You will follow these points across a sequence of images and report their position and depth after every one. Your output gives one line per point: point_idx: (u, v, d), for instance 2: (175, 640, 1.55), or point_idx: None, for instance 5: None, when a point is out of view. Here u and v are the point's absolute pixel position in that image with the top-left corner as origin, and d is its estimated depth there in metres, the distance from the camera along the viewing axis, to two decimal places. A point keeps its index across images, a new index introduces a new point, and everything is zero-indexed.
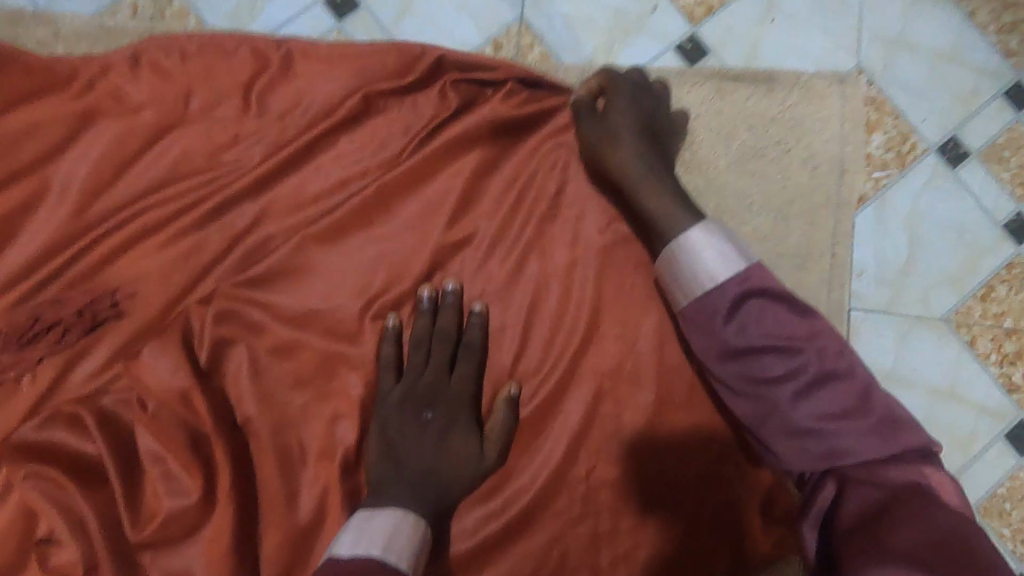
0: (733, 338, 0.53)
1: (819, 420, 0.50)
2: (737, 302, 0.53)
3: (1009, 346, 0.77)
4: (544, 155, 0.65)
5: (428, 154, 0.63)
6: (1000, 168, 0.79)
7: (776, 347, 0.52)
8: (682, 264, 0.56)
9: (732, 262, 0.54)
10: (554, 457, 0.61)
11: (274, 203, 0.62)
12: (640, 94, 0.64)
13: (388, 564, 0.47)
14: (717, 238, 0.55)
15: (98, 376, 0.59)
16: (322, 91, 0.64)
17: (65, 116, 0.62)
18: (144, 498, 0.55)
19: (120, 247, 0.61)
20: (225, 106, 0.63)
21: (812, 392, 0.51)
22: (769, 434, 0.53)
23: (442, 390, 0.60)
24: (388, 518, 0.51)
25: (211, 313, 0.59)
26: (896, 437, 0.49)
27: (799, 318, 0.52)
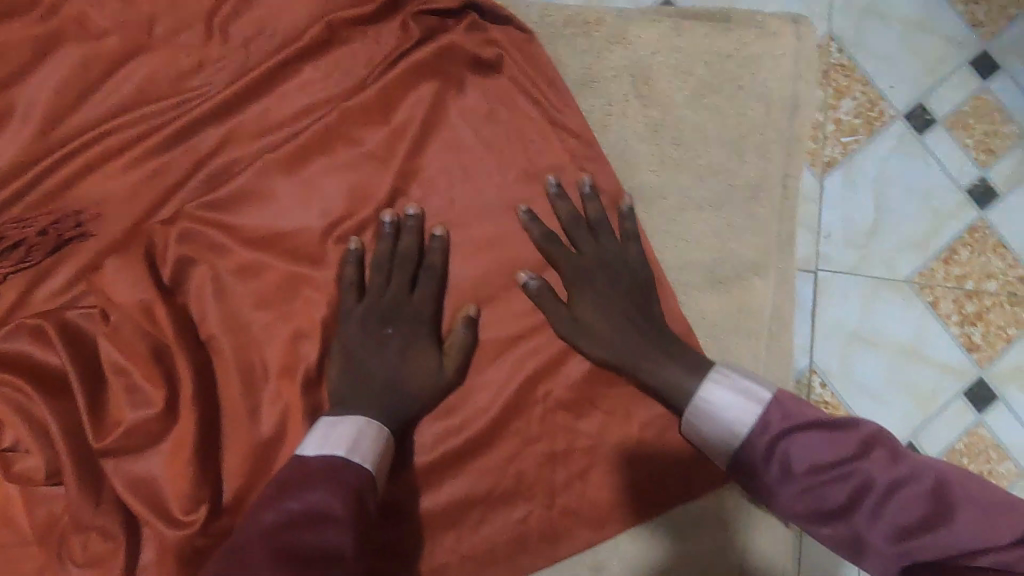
0: (788, 483, 0.52)
1: (902, 540, 0.46)
2: (773, 443, 0.53)
3: (970, 307, 0.78)
4: (507, 89, 0.67)
5: (390, 84, 0.65)
6: (966, 135, 0.80)
7: (832, 482, 0.50)
8: (707, 419, 0.56)
9: (749, 409, 0.55)
10: (513, 378, 0.63)
11: (238, 129, 0.64)
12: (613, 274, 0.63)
13: (351, 463, 0.51)
14: (727, 380, 0.56)
15: (66, 293, 0.60)
16: (286, 21, 0.65)
17: (29, 38, 0.62)
18: (109, 408, 0.57)
19: (87, 169, 0.62)
20: (190, 34, 0.64)
21: (883, 511, 0.48)
22: (869, 564, 0.49)
23: (404, 307, 0.62)
24: (352, 424, 0.54)
25: (174, 233, 0.60)
26: (991, 525, 0.44)
27: (829, 435, 0.52)
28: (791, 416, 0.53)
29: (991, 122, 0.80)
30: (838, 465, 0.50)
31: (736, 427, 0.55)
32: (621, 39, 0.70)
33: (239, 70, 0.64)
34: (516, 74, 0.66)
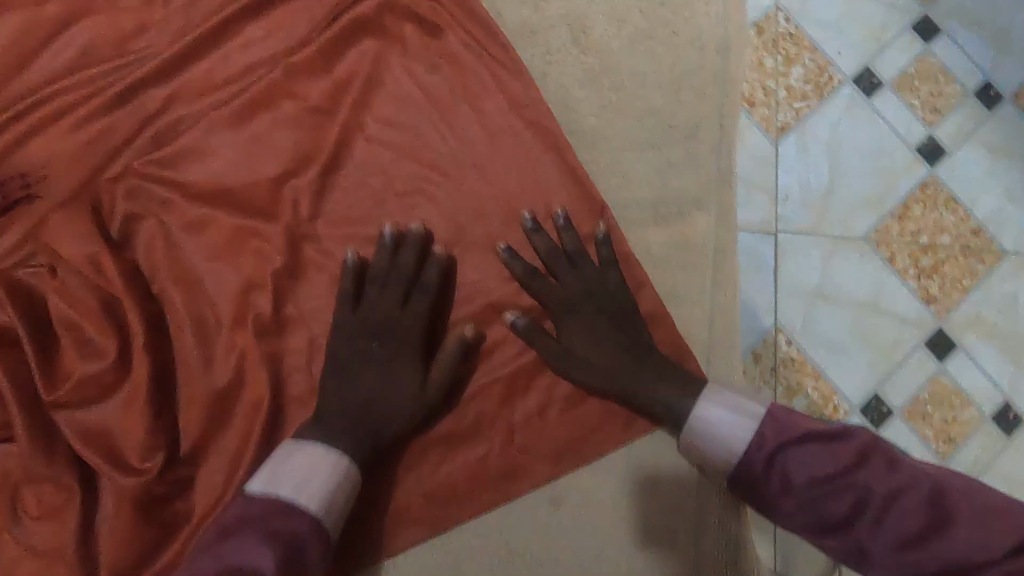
0: (789, 492, 0.75)
1: (912, 549, 0.68)
2: (772, 456, 0.77)
3: None
4: (403, 69, 0.90)
5: (326, 40, 0.88)
6: None
7: (824, 483, 0.73)
8: (705, 433, 0.81)
9: (741, 418, 0.80)
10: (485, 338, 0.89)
11: (185, 85, 0.86)
12: (597, 325, 0.87)
13: (293, 505, 0.73)
14: (720, 400, 0.82)
15: (16, 257, 0.81)
16: (251, 27, 0.89)
17: (30, 41, 0.85)
18: (64, 366, 0.78)
19: (35, 129, 0.83)
20: (151, 25, 0.87)
21: (881, 522, 0.70)
22: (869, 565, 0.72)
23: (395, 326, 0.85)
24: (305, 457, 0.76)
25: (120, 188, 0.84)
26: (986, 522, 0.67)
27: (803, 438, 0.76)
28: (783, 434, 0.77)
29: None
30: (831, 476, 0.73)
31: (715, 421, 0.81)
32: (550, 56, 0.94)
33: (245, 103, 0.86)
34: (410, 37, 0.90)
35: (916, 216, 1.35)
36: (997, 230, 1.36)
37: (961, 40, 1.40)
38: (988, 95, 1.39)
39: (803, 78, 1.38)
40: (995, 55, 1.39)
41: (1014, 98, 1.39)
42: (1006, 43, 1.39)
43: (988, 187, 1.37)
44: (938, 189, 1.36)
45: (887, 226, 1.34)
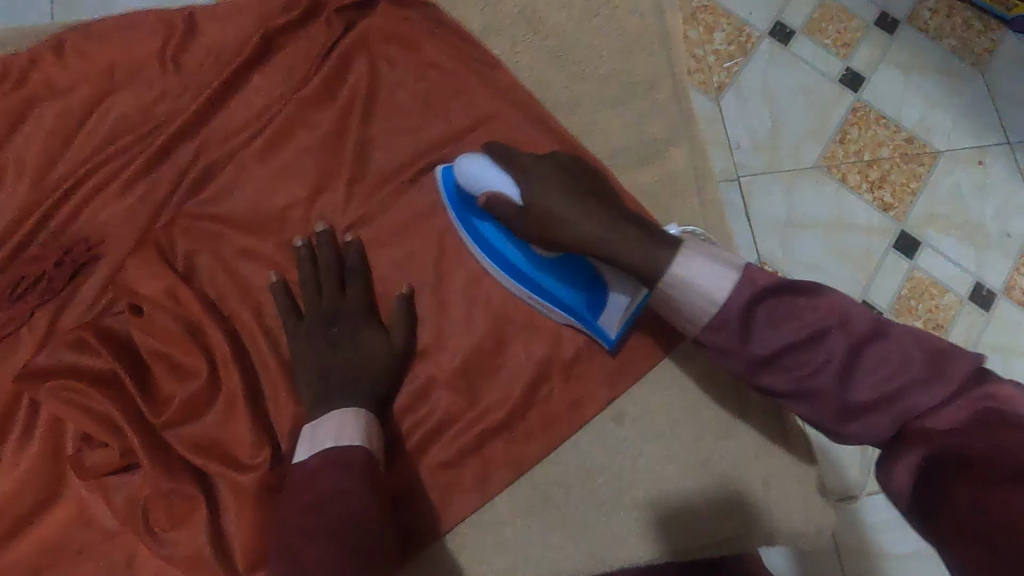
0: (733, 339, 0.59)
1: (872, 394, 0.55)
2: (748, 309, 0.58)
3: (870, 176, 1.38)
4: (301, 55, 0.76)
5: (331, 67, 0.76)
6: (824, 38, 1.41)
7: (773, 316, 0.58)
8: (678, 296, 0.60)
9: (718, 284, 0.58)
10: (473, 339, 0.73)
11: (210, 136, 0.72)
12: (572, 210, 0.65)
13: (347, 450, 0.58)
14: (696, 261, 0.59)
15: (61, 185, 0.69)
16: (241, 35, 0.75)
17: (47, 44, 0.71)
18: None
19: (42, 93, 0.71)
20: (146, 73, 0.73)
21: (855, 370, 0.56)
22: (816, 406, 0.58)
23: (343, 306, 0.69)
24: (333, 420, 0.61)
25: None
26: (940, 383, 0.53)
27: (808, 304, 0.58)
28: (741, 295, 0.58)
29: (833, 28, 1.43)
30: (807, 325, 0.57)
31: (696, 296, 0.59)
32: None
33: (222, 64, 0.74)
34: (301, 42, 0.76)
35: (853, 139, 1.40)
36: (927, 132, 1.39)
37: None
38: (885, 22, 1.42)
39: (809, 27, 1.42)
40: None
41: (908, 24, 1.43)
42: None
43: (909, 97, 1.40)
44: (868, 111, 1.40)
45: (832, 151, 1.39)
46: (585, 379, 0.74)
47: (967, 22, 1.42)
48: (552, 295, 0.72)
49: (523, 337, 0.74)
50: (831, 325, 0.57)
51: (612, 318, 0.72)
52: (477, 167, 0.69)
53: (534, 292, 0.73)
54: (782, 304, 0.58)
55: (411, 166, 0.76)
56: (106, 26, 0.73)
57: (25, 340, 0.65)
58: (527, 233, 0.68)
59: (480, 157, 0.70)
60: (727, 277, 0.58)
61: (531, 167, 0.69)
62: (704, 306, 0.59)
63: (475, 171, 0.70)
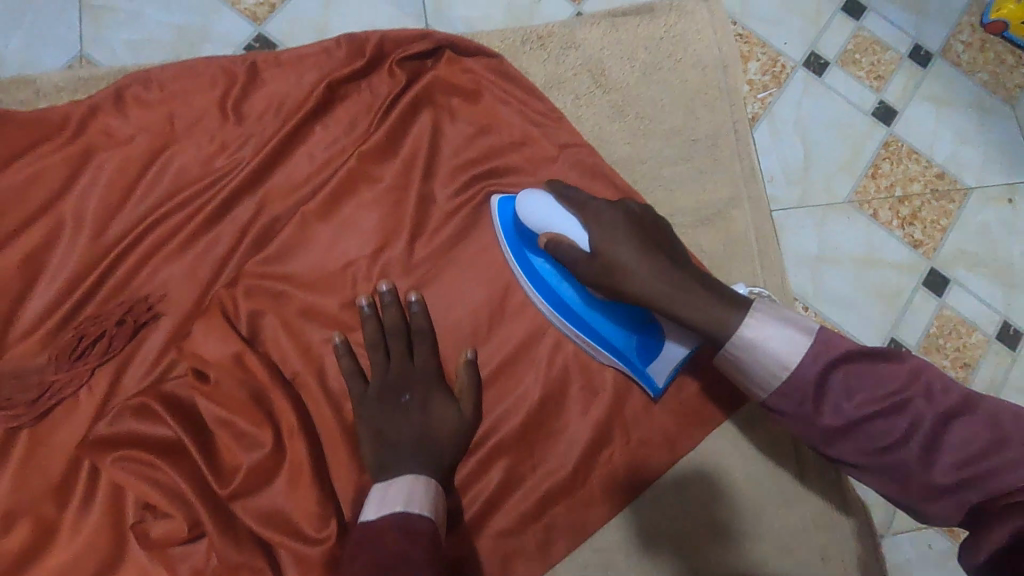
0: (806, 411, 0.58)
1: (960, 471, 0.52)
2: (822, 376, 0.57)
3: (905, 211, 1.11)
4: (362, 107, 0.75)
5: (393, 118, 0.74)
6: (856, 67, 1.15)
7: (850, 386, 0.56)
8: (749, 359, 0.59)
9: (791, 350, 0.57)
10: (533, 402, 0.72)
11: (272, 190, 0.72)
12: (646, 261, 0.64)
13: (415, 517, 0.56)
14: (769, 325, 0.59)
15: (123, 238, 0.68)
16: (299, 87, 0.73)
17: (106, 93, 0.70)
18: (33, 459, 0.62)
19: (101, 143, 0.69)
20: (206, 123, 0.71)
21: (940, 444, 0.54)
22: (896, 481, 0.56)
23: (411, 376, 0.67)
24: (403, 484, 0.60)
25: (56, 317, 0.65)
26: None
27: (889, 372, 0.55)
28: (812, 366, 0.56)
29: (871, 52, 1.15)
30: (888, 396, 0.55)
31: (763, 363, 0.58)
32: (572, 44, 0.82)
33: (284, 114, 0.72)
34: (361, 93, 0.75)
35: (886, 173, 1.12)
36: (958, 170, 1.13)
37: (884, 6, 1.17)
38: (919, 53, 1.15)
39: (851, 45, 1.15)
40: (915, 15, 1.17)
41: (941, 53, 1.16)
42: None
43: (942, 132, 1.13)
44: (902, 144, 1.12)
45: (867, 185, 1.10)
46: (647, 444, 0.73)
47: (1001, 57, 1.16)
48: (604, 338, 0.71)
49: (587, 400, 0.73)
50: (911, 394, 0.54)
51: (662, 366, 0.72)
52: (542, 206, 0.67)
53: (585, 333, 0.71)
54: (857, 373, 0.56)
55: (474, 222, 0.75)
56: (165, 75, 0.71)
57: (85, 401, 0.64)
58: (589, 279, 0.66)
59: (545, 195, 0.68)
60: (796, 344, 0.57)
61: (600, 213, 0.66)
62: (775, 376, 0.58)
63: (536, 209, 0.68)
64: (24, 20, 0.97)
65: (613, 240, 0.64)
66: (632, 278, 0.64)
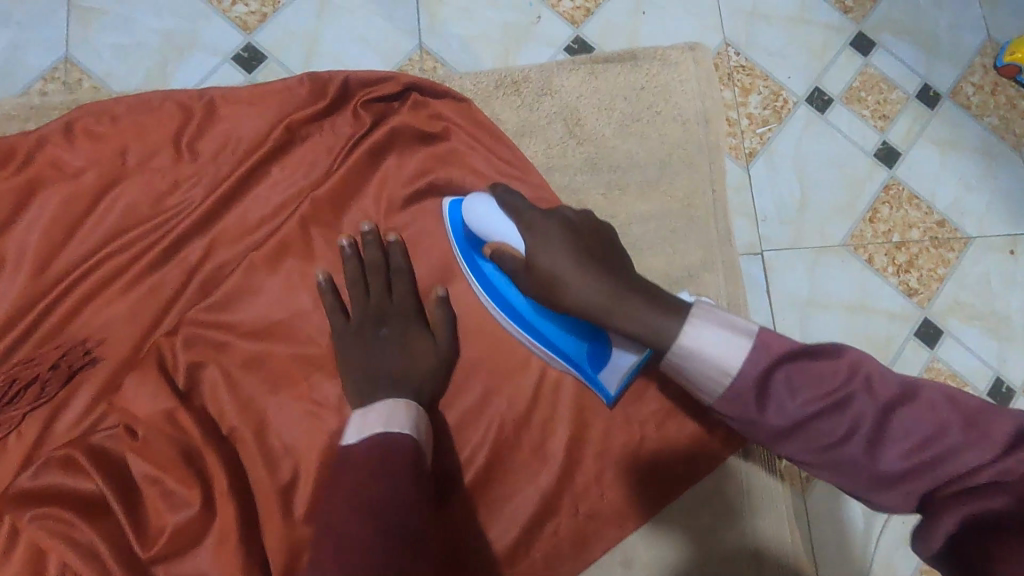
0: (750, 414, 0.52)
1: (906, 460, 0.48)
2: (763, 381, 0.51)
3: (900, 257, 1.03)
4: (323, 148, 0.72)
5: (355, 161, 0.71)
6: (862, 106, 1.08)
7: (791, 385, 0.50)
8: (690, 367, 0.53)
9: (730, 353, 0.51)
10: (480, 466, 0.69)
11: (223, 232, 0.69)
12: (583, 271, 0.59)
13: (394, 434, 0.56)
14: (706, 328, 0.53)
15: (64, 277, 0.66)
16: (256, 125, 0.70)
17: (57, 125, 0.68)
18: None
19: (50, 176, 0.67)
20: (158, 158, 0.69)
21: (885, 435, 0.49)
22: (845, 477, 0.51)
23: (389, 306, 0.68)
24: (386, 406, 0.59)
25: None
26: (983, 439, 0.46)
27: (829, 366, 0.50)
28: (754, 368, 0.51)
29: (878, 92, 1.09)
30: (830, 393, 0.50)
31: (705, 368, 0.52)
32: (548, 90, 0.79)
33: (239, 154, 0.70)
34: (323, 134, 0.72)
35: (884, 218, 1.05)
36: (958, 218, 1.06)
37: (895, 43, 1.11)
38: (927, 94, 1.09)
39: (857, 81, 1.09)
40: (926, 55, 1.10)
41: (950, 95, 1.09)
42: (957, 16, 1.12)
43: (945, 175, 1.06)
44: (902, 188, 1.05)
45: (864, 229, 1.04)
46: (594, 515, 0.70)
47: (1012, 101, 1.10)
48: (553, 344, 0.69)
49: (535, 467, 0.70)
50: (852, 388, 0.49)
51: (613, 375, 0.69)
52: (486, 214, 0.66)
53: (538, 341, 0.69)
54: (797, 371, 0.50)
55: (432, 274, 0.73)
56: (120, 108, 0.69)
57: (12, 447, 0.61)
58: (531, 289, 0.63)
59: (488, 200, 0.67)
60: (736, 346, 0.51)
61: (536, 220, 0.63)
62: (720, 384, 0.52)
63: (479, 212, 0.66)
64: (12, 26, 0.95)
65: (545, 243, 0.61)
66: (567, 289, 0.59)
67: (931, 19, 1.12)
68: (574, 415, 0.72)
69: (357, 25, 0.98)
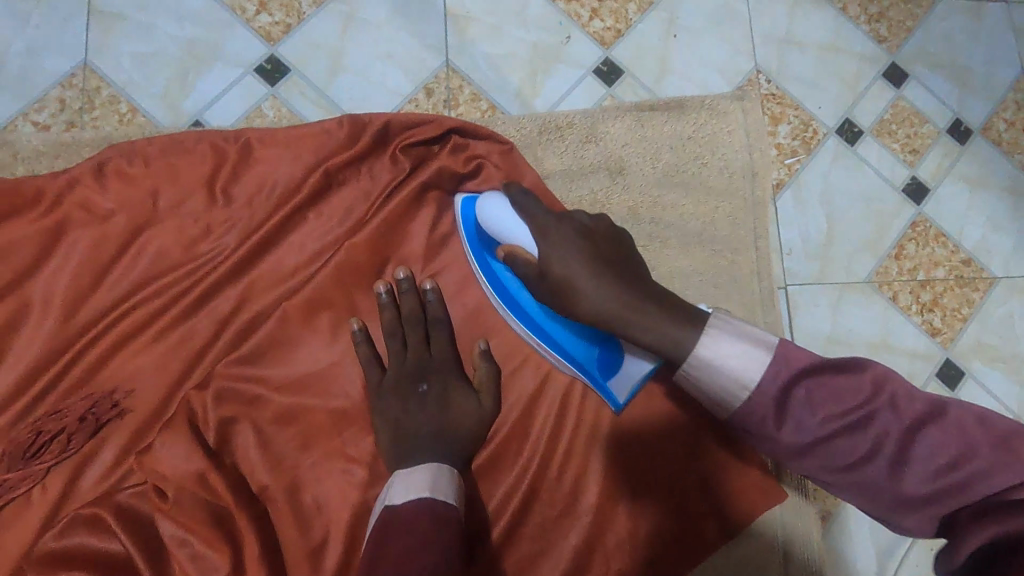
0: (767, 430, 0.51)
1: (931, 482, 0.46)
2: (782, 397, 0.50)
3: (925, 296, 0.97)
4: (359, 192, 0.70)
5: (393, 208, 0.69)
6: (891, 140, 1.01)
7: (811, 402, 0.50)
8: (708, 380, 0.52)
9: (749, 364, 0.50)
10: (514, 526, 0.67)
11: (256, 280, 0.67)
12: (600, 277, 0.56)
13: (436, 502, 0.55)
14: (725, 341, 0.52)
15: (94, 325, 0.64)
16: (290, 168, 0.68)
17: (87, 166, 0.65)
18: None
19: (80, 218, 0.65)
20: (191, 202, 0.66)
21: (909, 454, 0.47)
22: (867, 498, 0.50)
23: (429, 363, 0.66)
24: (429, 470, 0.59)
25: (15, 408, 0.61)
26: (1012, 461, 0.44)
27: (850, 384, 0.49)
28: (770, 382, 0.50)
29: (908, 125, 1.02)
30: (850, 411, 0.49)
31: (722, 380, 0.51)
32: (592, 136, 0.77)
33: (274, 199, 0.68)
34: (359, 178, 0.70)
35: (909, 256, 0.99)
36: (985, 258, 0.99)
37: (927, 75, 1.03)
38: (958, 128, 1.02)
39: (889, 114, 1.02)
40: (959, 88, 1.03)
41: (981, 131, 1.02)
42: (992, 48, 1.04)
43: (974, 215, 1.00)
44: (930, 226, 0.99)
45: (889, 266, 0.98)
46: None
47: None
48: (563, 347, 0.67)
49: (567, 528, 0.68)
50: (873, 404, 0.48)
51: (623, 383, 0.66)
52: (500, 215, 0.62)
53: (546, 343, 0.68)
54: (816, 387, 0.50)
55: (467, 325, 0.70)
56: (152, 148, 0.67)
57: (37, 502, 0.60)
58: (543, 295, 0.60)
59: (501, 198, 0.63)
60: (753, 359, 0.51)
61: (549, 223, 0.59)
62: (737, 395, 0.51)
63: (491, 211, 0.63)
64: (29, 30, 0.91)
65: (560, 247, 0.57)
66: (585, 297, 0.56)
67: (967, 50, 1.04)
68: (608, 473, 0.69)
69: (385, 42, 0.94)
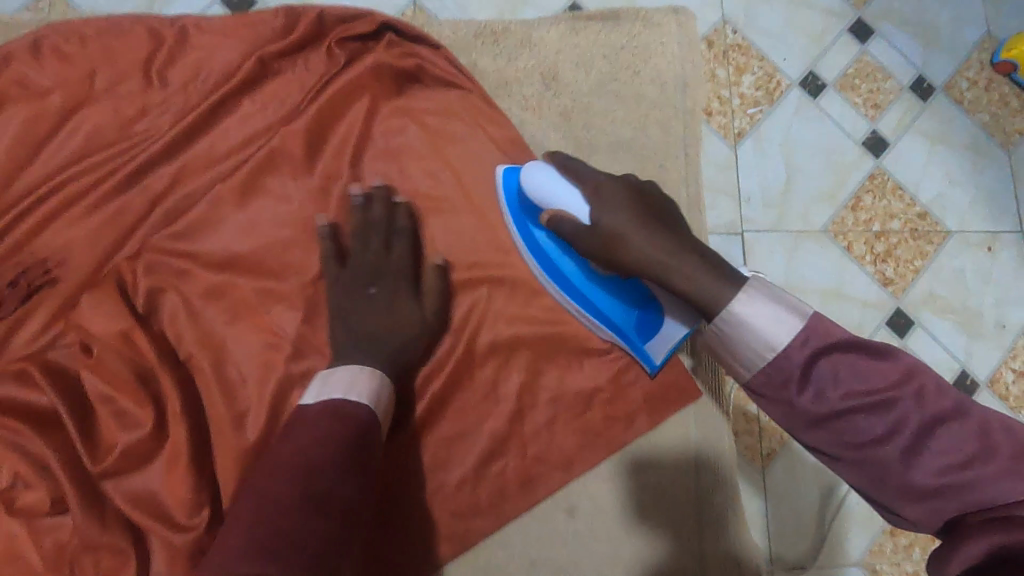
0: (788, 397, 0.49)
1: (940, 476, 0.46)
2: (808, 365, 0.48)
3: (879, 247, 0.95)
4: (293, 84, 0.72)
5: (326, 99, 0.71)
6: (854, 94, 0.99)
7: (842, 381, 0.48)
8: (735, 339, 0.51)
9: (778, 325, 0.49)
10: (434, 406, 0.70)
11: (189, 162, 0.69)
12: (648, 229, 0.59)
13: (351, 404, 0.56)
14: (757, 303, 0.50)
15: (28, 195, 0.66)
16: (226, 54, 0.70)
17: (26, 43, 0.67)
18: None
19: (18, 94, 0.67)
20: (128, 83, 0.68)
21: (922, 445, 0.46)
22: (874, 482, 0.49)
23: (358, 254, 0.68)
24: (347, 372, 0.59)
25: None
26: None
27: (882, 368, 0.48)
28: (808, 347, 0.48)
29: (872, 80, 0.99)
30: (876, 394, 0.47)
31: (756, 342, 0.50)
32: (528, 43, 0.79)
33: (208, 84, 0.70)
34: (294, 71, 0.72)
35: (866, 208, 0.96)
36: (940, 213, 0.96)
37: (891, 31, 1.01)
38: (921, 85, 0.99)
39: (853, 68, 0.99)
40: (924, 45, 1.00)
41: (943, 89, 0.99)
42: (957, 5, 1.01)
43: (931, 169, 0.97)
44: (888, 178, 0.96)
45: (845, 216, 0.95)
46: (541, 460, 0.71)
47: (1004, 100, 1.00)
48: (598, 309, 0.70)
49: (486, 412, 0.71)
50: (904, 399, 0.47)
51: (660, 345, 0.69)
52: (544, 181, 0.64)
53: (580, 305, 0.70)
54: (849, 367, 0.48)
55: None
56: (90, 30, 0.68)
57: None
58: (588, 252, 0.62)
59: (546, 167, 0.65)
60: (786, 324, 0.49)
61: (604, 186, 0.62)
62: (763, 353, 0.49)
63: (537, 178, 0.64)
64: None
65: (611, 207, 0.60)
66: (634, 249, 0.59)
67: (932, 7, 1.01)
68: (529, 361, 0.72)
69: None
